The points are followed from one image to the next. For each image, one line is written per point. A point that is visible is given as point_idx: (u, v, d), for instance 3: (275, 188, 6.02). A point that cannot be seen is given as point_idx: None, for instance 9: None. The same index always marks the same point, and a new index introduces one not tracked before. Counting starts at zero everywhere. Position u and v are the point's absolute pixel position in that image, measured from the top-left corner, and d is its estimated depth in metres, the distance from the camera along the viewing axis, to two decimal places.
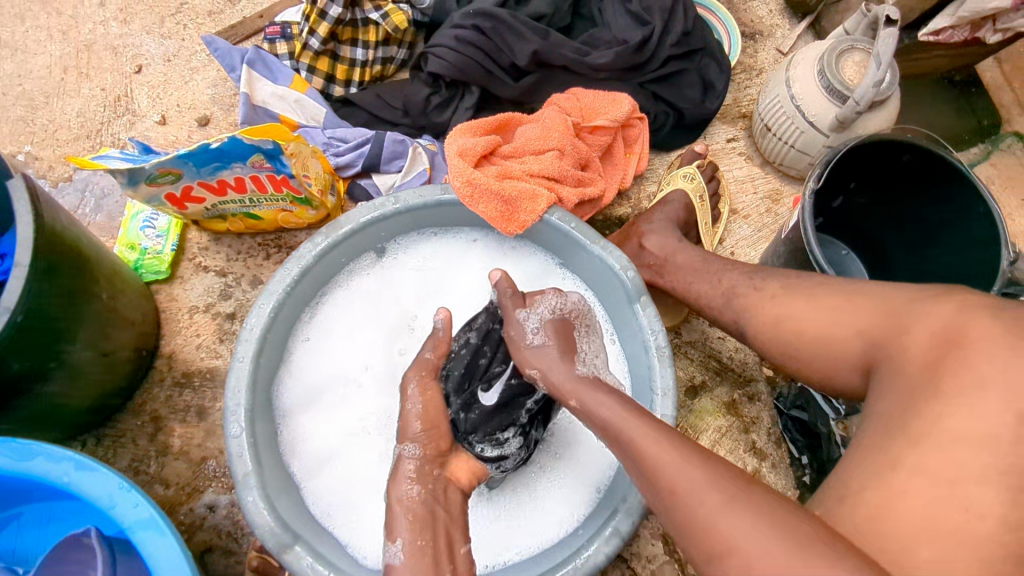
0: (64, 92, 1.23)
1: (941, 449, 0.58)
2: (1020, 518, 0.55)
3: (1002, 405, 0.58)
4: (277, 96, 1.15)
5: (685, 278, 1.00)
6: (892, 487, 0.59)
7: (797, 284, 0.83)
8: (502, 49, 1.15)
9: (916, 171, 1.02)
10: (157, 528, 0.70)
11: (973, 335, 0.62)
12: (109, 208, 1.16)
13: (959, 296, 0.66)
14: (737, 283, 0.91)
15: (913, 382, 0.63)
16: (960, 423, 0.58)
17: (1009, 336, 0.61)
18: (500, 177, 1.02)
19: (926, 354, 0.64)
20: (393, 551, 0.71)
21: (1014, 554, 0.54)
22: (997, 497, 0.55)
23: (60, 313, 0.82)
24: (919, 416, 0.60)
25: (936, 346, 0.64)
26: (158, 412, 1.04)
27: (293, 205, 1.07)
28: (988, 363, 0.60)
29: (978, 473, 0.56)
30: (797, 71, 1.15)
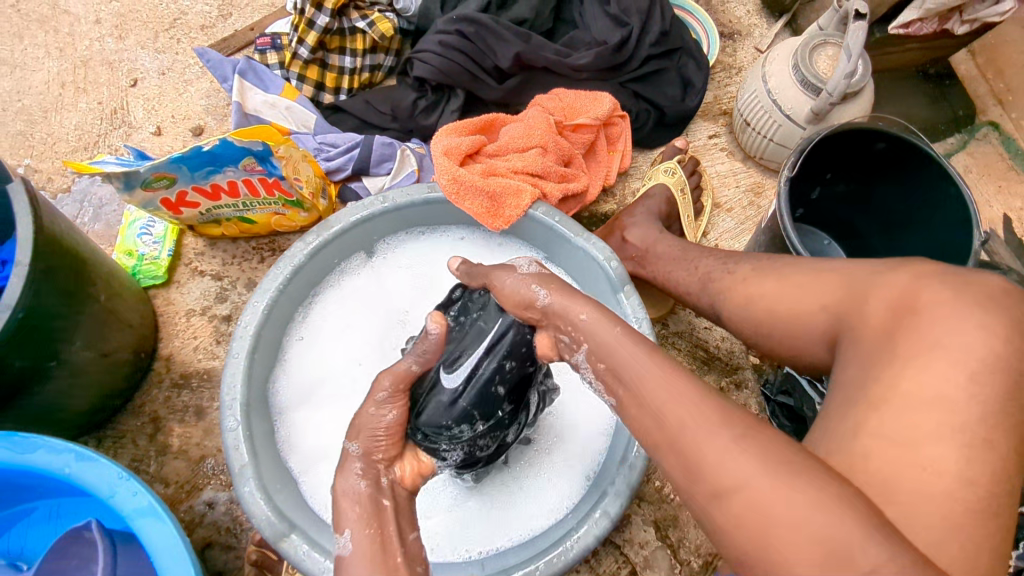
0: (62, 107, 1.26)
1: (900, 411, 0.60)
2: (978, 474, 0.57)
3: (953, 367, 0.60)
4: (268, 104, 1.20)
5: (665, 267, 1.03)
6: (857, 453, 0.61)
7: (768, 265, 0.85)
8: (485, 53, 1.18)
9: (889, 157, 1.04)
10: (155, 514, 0.72)
11: (925, 302, 0.65)
12: (107, 217, 1.19)
13: (913, 266, 0.69)
14: (712, 268, 0.94)
15: (872, 351, 0.66)
16: (917, 387, 0.61)
17: (959, 302, 0.63)
18: (486, 174, 1.05)
19: (885, 322, 0.67)
20: (342, 543, 0.64)
21: (973, 510, 0.56)
22: (953, 455, 0.57)
23: (58, 312, 0.84)
24: (879, 383, 0.63)
25: (891, 316, 0.66)
26: (157, 413, 1.06)
27: (286, 208, 1.10)
28: (940, 329, 0.62)
29: (933, 433, 0.58)
30: (772, 67, 1.19)
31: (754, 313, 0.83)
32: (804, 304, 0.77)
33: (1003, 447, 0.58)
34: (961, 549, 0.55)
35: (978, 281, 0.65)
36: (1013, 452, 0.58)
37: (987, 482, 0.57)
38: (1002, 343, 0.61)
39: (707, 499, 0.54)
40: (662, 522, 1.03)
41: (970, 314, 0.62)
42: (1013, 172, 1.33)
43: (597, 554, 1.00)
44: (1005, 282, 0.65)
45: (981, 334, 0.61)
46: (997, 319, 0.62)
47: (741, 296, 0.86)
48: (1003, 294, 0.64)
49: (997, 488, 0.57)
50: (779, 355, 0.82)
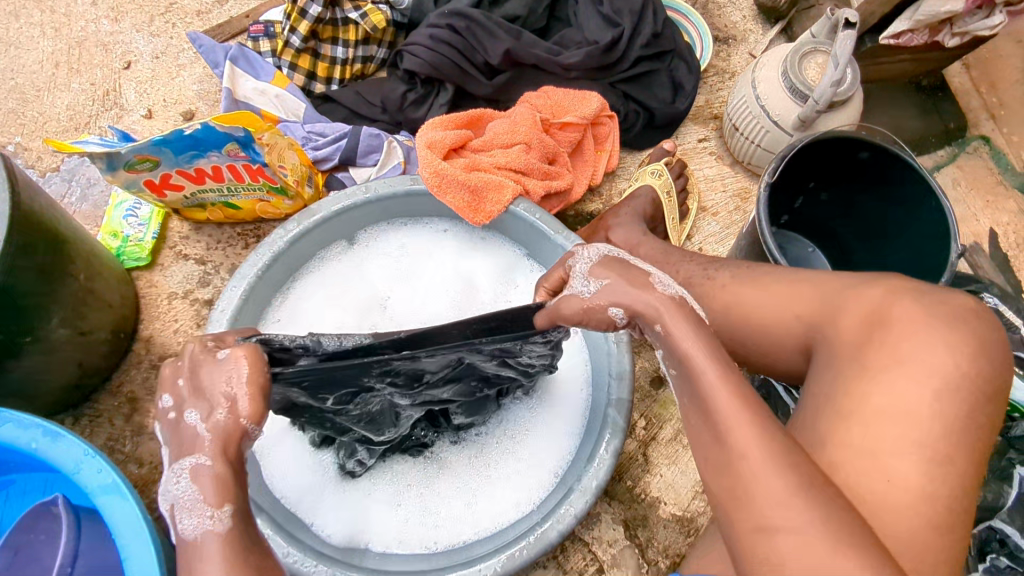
0: (55, 87, 1.27)
1: (863, 423, 0.60)
2: (938, 489, 0.57)
3: (919, 384, 0.60)
4: (258, 92, 1.21)
5: None
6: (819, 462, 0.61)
7: (746, 273, 0.83)
8: (475, 48, 1.18)
9: (870, 167, 1.04)
10: (120, 493, 0.73)
11: (897, 315, 0.65)
12: (95, 197, 1.20)
13: (886, 279, 0.69)
14: (692, 273, 0.90)
15: (838, 364, 0.66)
16: (881, 399, 0.61)
17: (927, 316, 0.64)
18: (468, 169, 1.04)
19: (856, 334, 0.67)
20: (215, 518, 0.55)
21: (930, 524, 0.57)
22: (916, 471, 0.58)
23: (31, 290, 0.85)
24: (848, 397, 0.63)
25: (862, 329, 0.66)
26: (134, 394, 1.07)
27: (270, 195, 1.11)
28: (907, 343, 0.63)
29: (896, 446, 0.59)
30: (762, 73, 1.20)
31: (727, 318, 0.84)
32: (778, 309, 0.77)
33: (963, 463, 0.59)
34: (913, 562, 0.56)
35: (949, 297, 0.66)
36: (972, 469, 0.59)
37: (945, 497, 0.57)
38: (966, 360, 0.61)
39: (749, 533, 0.54)
40: (632, 521, 1.03)
41: (937, 328, 0.63)
42: (1001, 186, 1.33)
43: (565, 550, 1.00)
44: (974, 300, 0.66)
45: (942, 349, 0.61)
46: (964, 336, 0.62)
47: None
48: (972, 311, 0.65)
49: (954, 504, 0.57)
50: (751, 360, 0.82)
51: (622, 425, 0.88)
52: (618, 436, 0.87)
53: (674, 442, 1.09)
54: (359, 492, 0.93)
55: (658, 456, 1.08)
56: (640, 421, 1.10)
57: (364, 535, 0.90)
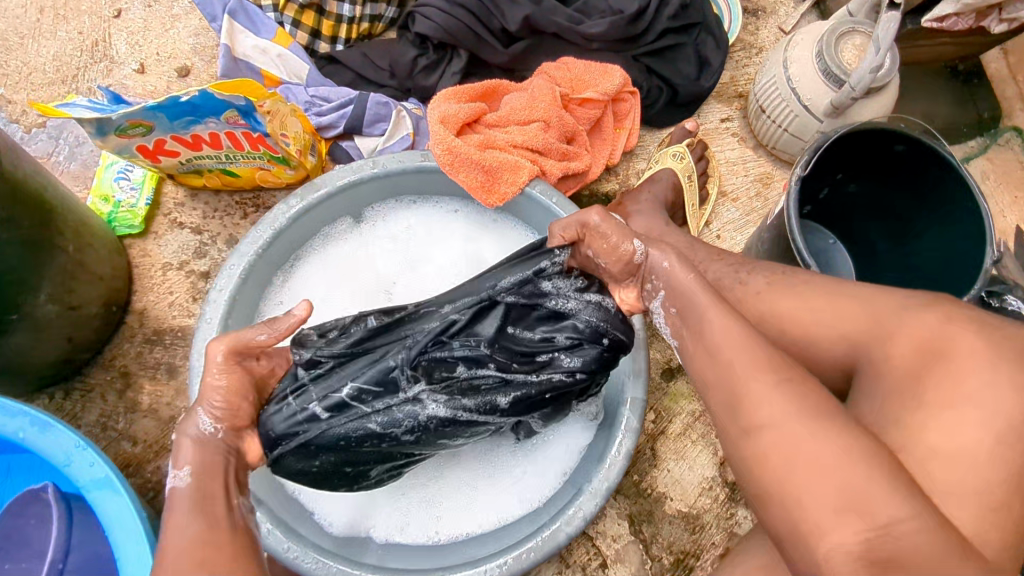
0: (39, 34, 1.18)
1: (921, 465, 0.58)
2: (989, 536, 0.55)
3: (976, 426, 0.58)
4: (259, 50, 1.13)
5: None
6: None
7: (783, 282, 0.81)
8: (493, 13, 1.10)
9: (907, 161, 1.00)
10: (113, 488, 0.69)
11: (959, 349, 0.61)
12: (84, 157, 1.13)
13: (944, 307, 0.65)
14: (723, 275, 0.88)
15: (896, 398, 0.63)
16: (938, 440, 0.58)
17: (992, 353, 0.60)
18: (482, 146, 0.99)
19: (912, 366, 0.64)
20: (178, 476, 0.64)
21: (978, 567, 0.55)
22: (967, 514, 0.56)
23: (17, 265, 0.80)
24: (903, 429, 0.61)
25: (920, 360, 0.63)
26: (127, 368, 1.03)
27: (271, 164, 1.05)
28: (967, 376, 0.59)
29: (949, 491, 0.56)
30: (795, 52, 1.13)
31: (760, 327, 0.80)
32: (821, 327, 0.74)
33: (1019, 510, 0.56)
34: None
35: (1014, 332, 0.62)
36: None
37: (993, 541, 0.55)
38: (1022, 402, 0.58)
39: (742, 436, 0.57)
40: (637, 516, 1.02)
41: (1001, 367, 0.59)
42: None
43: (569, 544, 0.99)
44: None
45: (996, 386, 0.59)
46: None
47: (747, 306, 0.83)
48: None
49: (1004, 551, 0.56)
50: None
51: (636, 426, 0.87)
52: (631, 437, 0.87)
53: (683, 436, 1.08)
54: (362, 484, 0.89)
55: (666, 450, 1.07)
56: (650, 414, 1.08)
57: (365, 527, 0.88)
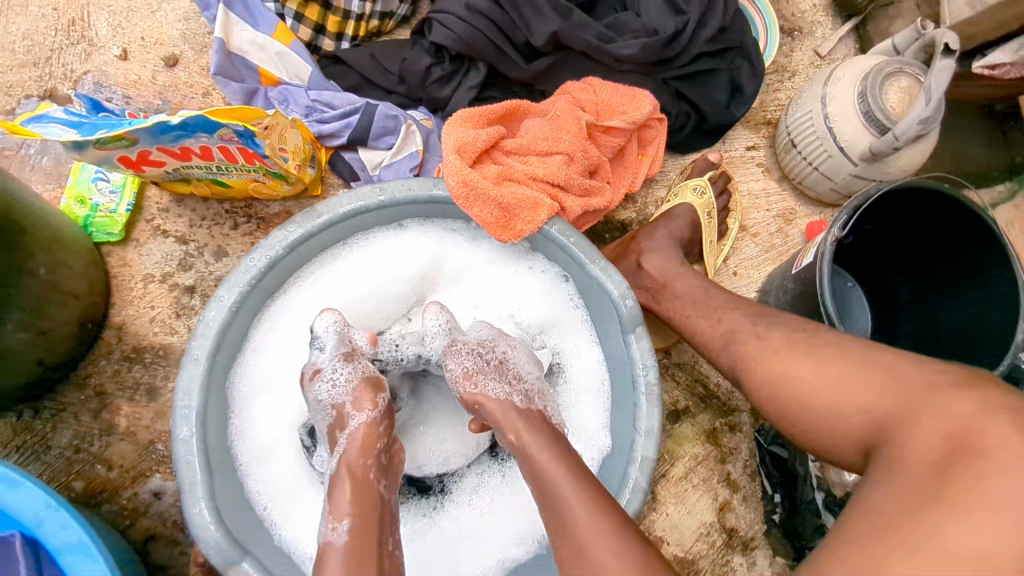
0: (9, 7, 1.06)
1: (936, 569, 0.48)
2: None
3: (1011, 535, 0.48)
4: (257, 45, 1.03)
5: (682, 308, 0.91)
6: None
7: (803, 339, 0.73)
8: (518, 26, 1.00)
9: (943, 220, 0.94)
10: (87, 552, 0.66)
11: (989, 445, 0.52)
12: (58, 151, 1.03)
13: (984, 389, 0.57)
14: (739, 327, 0.81)
15: (914, 483, 0.53)
16: (962, 547, 0.48)
17: None
18: (500, 179, 0.91)
19: (937, 455, 0.54)
20: (336, 529, 0.66)
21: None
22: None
23: None
24: (918, 524, 0.50)
25: (944, 452, 0.54)
26: (103, 387, 0.97)
27: (267, 178, 0.96)
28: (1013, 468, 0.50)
29: None
30: (836, 88, 1.06)
31: (783, 393, 0.71)
32: (840, 394, 0.66)
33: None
34: None
35: None
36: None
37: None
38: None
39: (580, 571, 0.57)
40: None
41: None
42: None
43: None
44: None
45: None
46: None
47: (769, 370, 0.74)
48: None
49: None
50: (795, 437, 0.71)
51: (643, 486, 0.84)
52: (638, 498, 0.83)
53: (684, 480, 1.08)
54: None
55: (666, 494, 1.07)
56: None
57: None
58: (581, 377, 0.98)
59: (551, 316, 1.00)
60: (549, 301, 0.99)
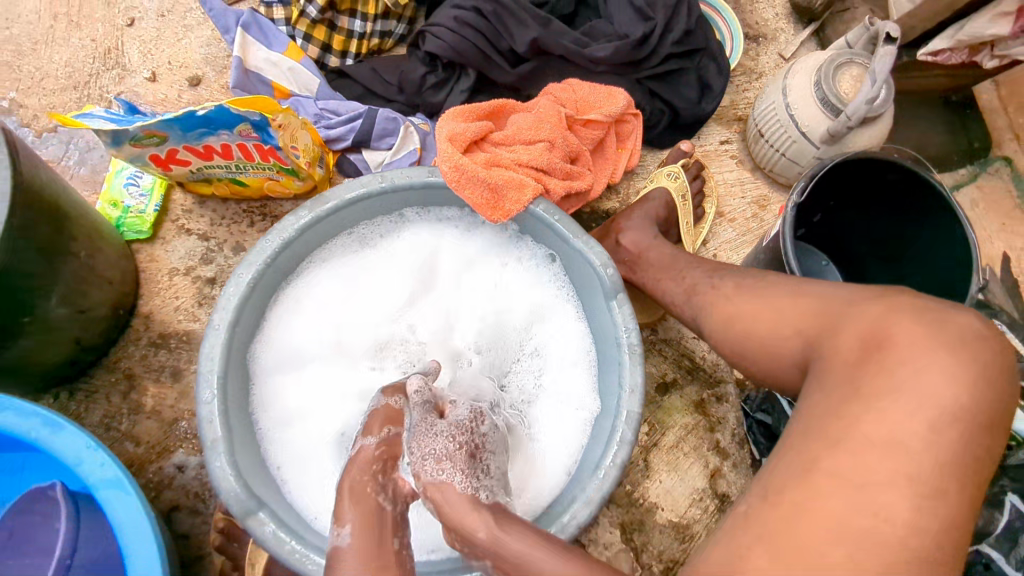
0: (53, 40, 1.20)
1: (853, 452, 0.55)
2: (928, 525, 0.52)
3: (915, 412, 0.55)
4: (270, 63, 1.15)
5: (654, 274, 1.00)
6: (808, 491, 0.55)
7: (748, 283, 0.81)
8: (502, 35, 1.13)
9: (900, 189, 1.03)
10: (122, 487, 0.74)
11: (894, 335, 0.60)
12: (94, 162, 1.15)
13: (891, 297, 0.64)
14: (698, 282, 0.90)
15: (835, 382, 0.61)
16: (876, 427, 0.55)
17: (929, 339, 0.58)
18: (488, 164, 1.02)
19: (853, 355, 0.62)
20: (341, 532, 0.66)
21: (920, 556, 0.52)
22: (903, 503, 0.52)
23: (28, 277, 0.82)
24: (838, 419, 0.58)
25: (860, 351, 0.61)
26: (131, 370, 1.06)
27: (280, 175, 1.07)
28: (912, 360, 0.58)
29: (888, 480, 0.53)
30: (794, 80, 1.16)
31: (731, 332, 0.79)
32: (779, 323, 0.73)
33: (956, 497, 0.53)
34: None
35: (950, 318, 0.60)
36: (966, 504, 0.54)
37: (936, 532, 0.52)
38: (967, 397, 0.55)
39: None
40: (629, 525, 1.09)
41: (936, 353, 0.57)
42: (1019, 211, 1.33)
43: None
44: (983, 325, 0.60)
45: (946, 382, 0.56)
46: (966, 365, 0.56)
47: (722, 314, 0.82)
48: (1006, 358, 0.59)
49: (945, 539, 0.52)
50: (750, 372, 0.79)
51: (630, 438, 0.87)
52: (625, 449, 0.86)
53: (676, 448, 1.13)
54: None
55: (658, 462, 1.12)
56: (644, 427, 1.14)
57: None
58: (571, 352, 1.05)
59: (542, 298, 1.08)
60: (540, 285, 1.08)
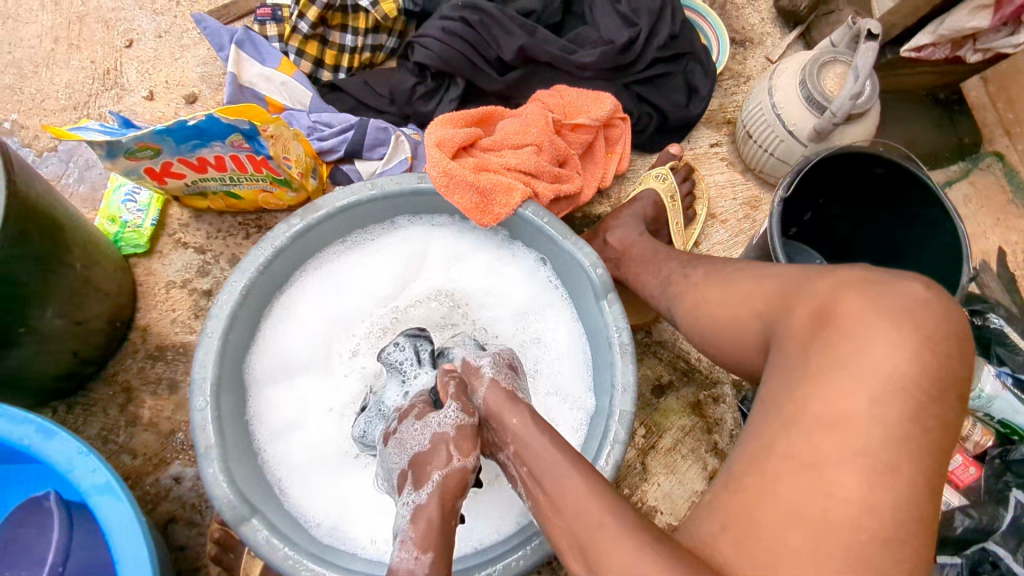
0: (53, 63, 1.23)
1: (808, 434, 0.58)
2: (880, 501, 0.54)
3: (864, 389, 0.57)
4: (264, 78, 1.17)
5: (636, 269, 1.01)
6: (766, 476, 0.58)
7: (720, 272, 0.84)
8: (489, 43, 1.16)
9: (888, 183, 1.03)
10: (112, 493, 0.74)
11: (845, 310, 0.62)
12: (93, 180, 1.17)
13: (836, 272, 0.67)
14: (673, 273, 0.92)
15: (792, 364, 0.63)
16: (825, 406, 0.58)
17: (898, 312, 0.60)
18: (477, 169, 1.03)
19: (804, 334, 0.64)
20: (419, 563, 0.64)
21: (877, 539, 0.54)
22: (856, 481, 0.55)
23: (23, 290, 0.84)
24: (790, 401, 0.60)
25: (810, 328, 0.64)
26: (128, 383, 1.06)
27: (273, 186, 1.08)
28: (854, 332, 0.60)
29: (838, 460, 0.56)
30: (779, 80, 1.17)
31: (698, 318, 0.82)
32: (739, 309, 0.76)
33: (911, 473, 0.55)
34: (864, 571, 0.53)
35: (891, 289, 0.62)
36: (923, 479, 0.55)
37: (891, 509, 0.54)
38: (909, 364, 0.57)
39: None
40: None
41: (882, 326, 0.59)
42: (1012, 205, 1.33)
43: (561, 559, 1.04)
44: (927, 288, 0.62)
45: (888, 351, 0.58)
46: (905, 332, 0.58)
47: (692, 300, 0.85)
48: (961, 331, 0.61)
49: (906, 516, 0.54)
50: (728, 363, 0.80)
51: (623, 438, 0.87)
52: (618, 449, 0.86)
53: (673, 451, 1.13)
54: (344, 490, 0.95)
55: (656, 465, 1.12)
56: (640, 430, 1.14)
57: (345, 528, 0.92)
58: (564, 351, 1.05)
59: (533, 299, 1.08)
60: (531, 286, 1.08)
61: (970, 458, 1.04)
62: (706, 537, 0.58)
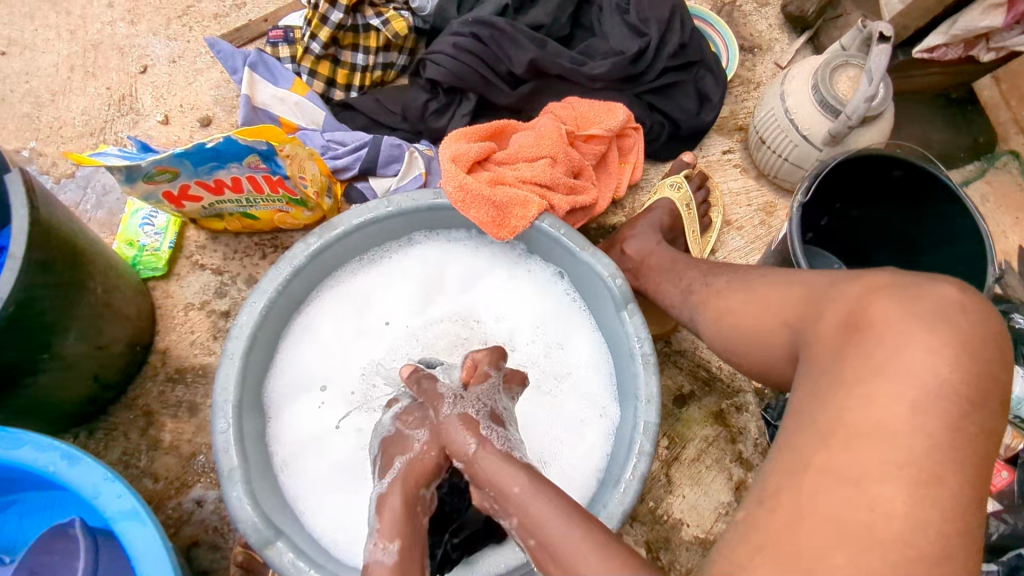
0: (70, 90, 1.24)
1: (842, 442, 0.56)
2: (927, 517, 0.53)
3: (899, 395, 0.56)
4: (277, 99, 1.18)
5: (655, 278, 1.00)
6: (801, 486, 0.57)
7: (741, 279, 0.83)
8: (500, 57, 1.17)
9: (906, 185, 1.02)
10: (139, 519, 0.74)
11: (880, 316, 0.61)
12: (111, 205, 1.18)
13: (868, 275, 0.66)
14: (693, 281, 0.92)
15: (824, 372, 0.62)
16: (859, 413, 0.57)
17: (930, 317, 0.59)
18: (493, 183, 1.03)
19: (836, 339, 0.64)
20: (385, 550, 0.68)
21: (922, 549, 0.52)
22: (899, 495, 0.53)
23: (45, 316, 0.84)
24: (826, 410, 0.59)
25: (842, 334, 0.63)
26: (149, 407, 1.06)
27: (290, 206, 1.08)
28: (888, 336, 0.59)
29: (875, 469, 0.54)
30: (791, 85, 1.16)
31: (720, 326, 0.82)
32: (769, 316, 0.75)
33: (951, 480, 0.54)
34: None
35: (930, 291, 0.61)
36: (965, 486, 0.54)
37: (938, 523, 0.53)
38: (944, 367, 0.56)
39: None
40: (654, 543, 1.06)
41: (915, 330, 0.58)
42: None
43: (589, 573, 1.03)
44: (959, 289, 0.61)
45: (927, 357, 0.57)
46: (941, 335, 0.58)
47: (714, 309, 0.84)
48: (996, 332, 0.59)
49: (948, 526, 0.53)
50: (751, 371, 0.79)
51: (649, 450, 0.85)
52: (644, 461, 0.85)
53: (697, 462, 1.11)
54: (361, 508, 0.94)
55: (681, 476, 1.10)
56: (664, 441, 1.12)
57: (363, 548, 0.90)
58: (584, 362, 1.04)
59: (550, 311, 1.07)
60: (548, 298, 1.08)
61: (1002, 462, 1.02)
62: (742, 550, 0.57)
